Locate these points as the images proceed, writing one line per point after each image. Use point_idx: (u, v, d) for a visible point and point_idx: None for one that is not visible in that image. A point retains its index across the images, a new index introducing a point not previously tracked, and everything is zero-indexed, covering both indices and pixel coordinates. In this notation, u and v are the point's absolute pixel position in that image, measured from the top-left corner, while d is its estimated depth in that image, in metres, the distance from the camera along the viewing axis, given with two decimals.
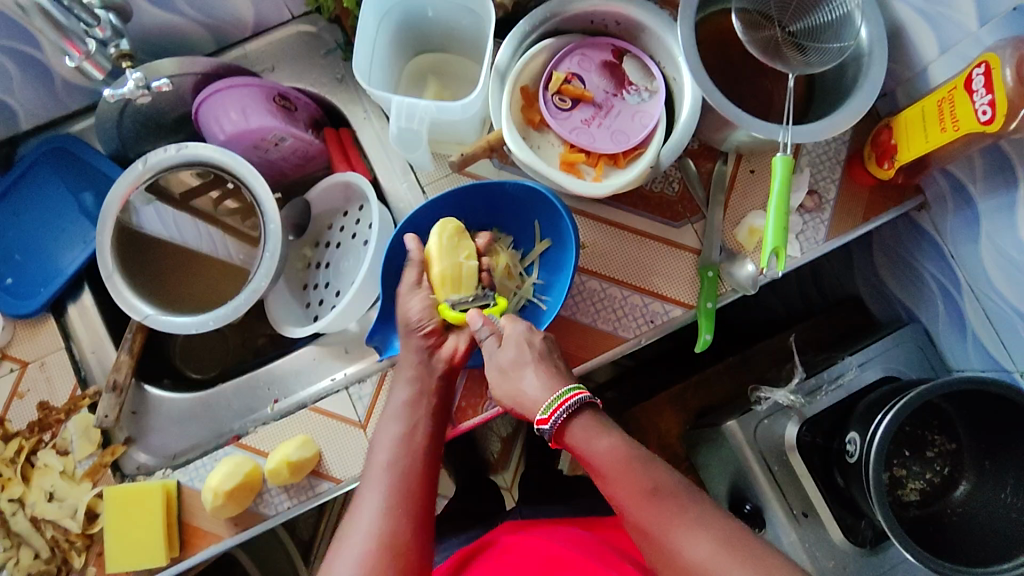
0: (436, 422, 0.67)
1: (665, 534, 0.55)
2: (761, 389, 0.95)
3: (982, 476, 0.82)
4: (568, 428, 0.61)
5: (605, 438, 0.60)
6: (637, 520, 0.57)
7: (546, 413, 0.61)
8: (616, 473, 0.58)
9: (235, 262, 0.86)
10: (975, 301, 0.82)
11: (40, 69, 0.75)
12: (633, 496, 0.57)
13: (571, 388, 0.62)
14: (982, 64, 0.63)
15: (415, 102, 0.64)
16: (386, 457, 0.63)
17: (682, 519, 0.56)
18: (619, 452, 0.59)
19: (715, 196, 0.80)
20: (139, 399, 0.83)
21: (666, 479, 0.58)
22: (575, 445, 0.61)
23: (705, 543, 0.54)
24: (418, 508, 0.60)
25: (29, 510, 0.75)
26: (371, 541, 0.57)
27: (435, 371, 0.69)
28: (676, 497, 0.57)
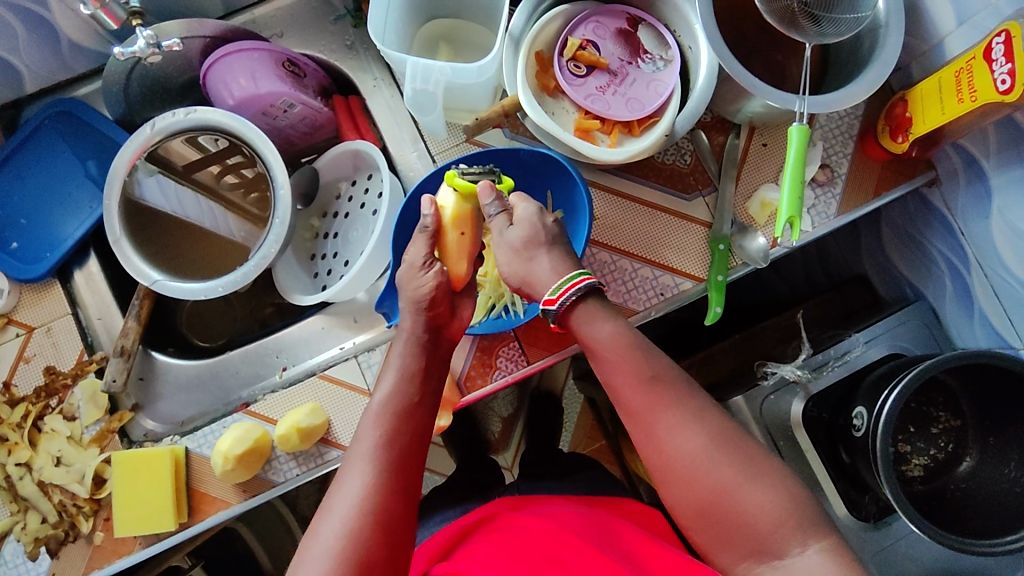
0: (433, 400, 0.62)
1: (659, 422, 0.56)
2: (768, 364, 0.94)
3: (986, 453, 0.83)
4: (574, 309, 0.59)
5: (610, 324, 0.59)
6: (636, 407, 0.58)
7: (555, 293, 0.58)
8: (622, 359, 0.58)
9: (235, 239, 0.85)
10: (983, 277, 0.83)
11: (47, 29, 0.74)
12: (633, 385, 0.58)
13: (579, 272, 0.59)
14: (1003, 32, 0.62)
15: (430, 64, 0.64)
16: (378, 432, 0.58)
17: (681, 411, 0.56)
18: (624, 340, 0.59)
19: (727, 170, 0.80)
20: (146, 365, 0.83)
21: (666, 369, 0.58)
22: (579, 329, 0.60)
23: (698, 438, 0.55)
24: (407, 490, 0.56)
25: (36, 475, 0.75)
26: (351, 518, 0.53)
27: (441, 344, 0.64)
28: (674, 389, 0.57)
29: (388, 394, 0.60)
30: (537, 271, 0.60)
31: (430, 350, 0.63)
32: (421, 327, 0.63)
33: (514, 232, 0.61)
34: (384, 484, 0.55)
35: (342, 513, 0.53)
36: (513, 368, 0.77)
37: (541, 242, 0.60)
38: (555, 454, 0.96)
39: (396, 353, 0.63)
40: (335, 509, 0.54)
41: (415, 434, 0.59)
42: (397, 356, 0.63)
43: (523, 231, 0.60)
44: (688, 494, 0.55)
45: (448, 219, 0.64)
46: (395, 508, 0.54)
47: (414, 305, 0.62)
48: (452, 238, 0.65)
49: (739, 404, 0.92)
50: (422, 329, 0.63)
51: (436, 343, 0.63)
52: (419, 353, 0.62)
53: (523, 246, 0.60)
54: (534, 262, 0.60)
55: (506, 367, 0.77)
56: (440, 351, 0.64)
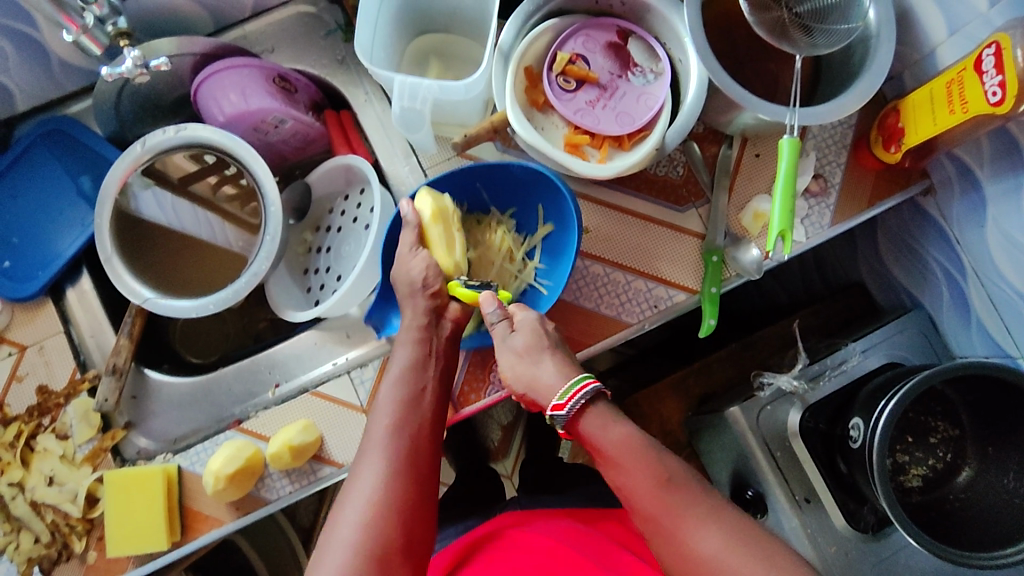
0: (439, 393, 0.65)
1: (677, 526, 0.54)
2: (764, 375, 0.95)
3: (985, 462, 0.82)
4: (584, 414, 0.59)
5: (619, 427, 0.59)
6: (651, 512, 0.56)
7: (562, 399, 0.59)
8: (632, 463, 0.57)
9: (234, 249, 0.85)
10: (979, 285, 0.82)
11: (37, 49, 0.74)
12: (646, 487, 0.56)
13: (584, 376, 0.60)
14: (993, 43, 0.61)
15: (417, 81, 0.63)
16: (389, 423, 0.60)
17: (698, 510, 0.55)
18: (634, 444, 0.58)
19: (720, 181, 0.80)
20: (139, 384, 0.82)
21: (679, 470, 0.57)
22: (589, 435, 0.59)
23: (718, 537, 0.53)
24: (422, 478, 0.58)
25: (29, 494, 0.75)
26: (369, 507, 0.55)
27: (443, 330, 0.67)
28: (688, 488, 0.56)
29: (397, 386, 0.62)
30: (541, 374, 0.61)
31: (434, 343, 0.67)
32: (423, 313, 0.66)
33: (516, 338, 0.64)
34: (400, 472, 0.57)
35: (360, 502, 0.55)
36: (507, 383, 0.77)
37: (544, 346, 0.63)
38: (552, 467, 0.96)
39: (401, 346, 0.65)
40: (353, 498, 0.56)
41: (424, 423, 0.61)
42: (400, 349, 0.66)
43: (528, 335, 0.64)
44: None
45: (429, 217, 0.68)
46: (411, 494, 0.56)
47: (413, 291, 0.67)
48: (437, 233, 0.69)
49: (736, 416, 0.92)
50: (423, 319, 0.66)
51: (438, 331, 0.67)
52: (422, 344, 0.65)
53: (526, 350, 0.63)
54: (539, 365, 0.62)
55: (500, 382, 0.77)
56: (444, 342, 0.67)
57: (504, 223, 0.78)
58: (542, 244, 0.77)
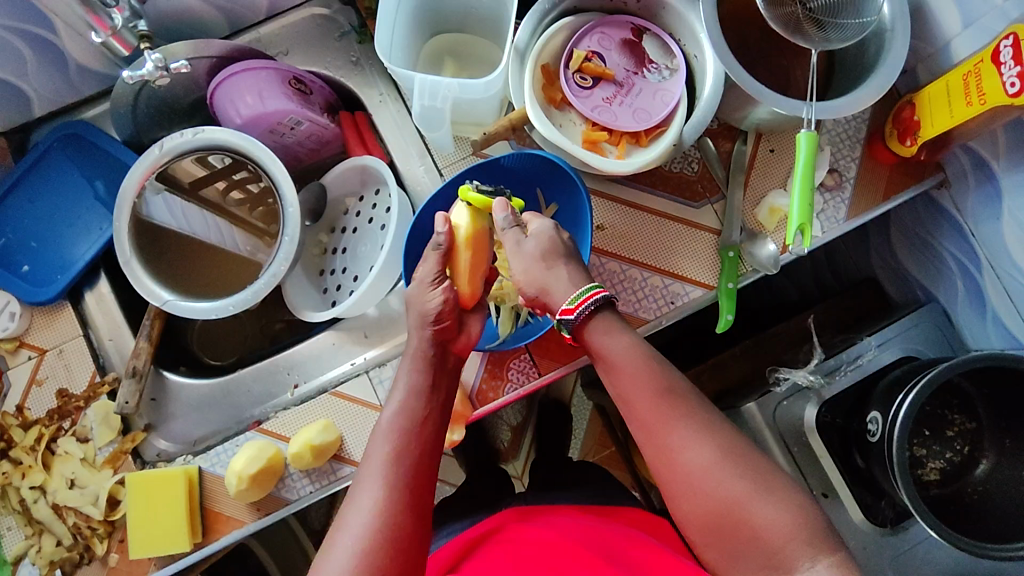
0: (443, 416, 0.62)
1: (671, 436, 0.56)
2: (779, 370, 0.93)
3: (1003, 455, 0.82)
4: (591, 321, 0.61)
5: (624, 337, 0.60)
6: (646, 421, 0.58)
7: (573, 303, 0.61)
8: (632, 372, 0.59)
9: (242, 253, 0.86)
10: (995, 278, 0.82)
11: (55, 53, 0.74)
12: (644, 394, 0.58)
13: (595, 285, 0.61)
14: (1010, 35, 0.62)
15: (438, 80, 0.64)
16: (387, 450, 0.57)
17: (692, 425, 0.56)
18: (637, 353, 0.59)
19: (735, 176, 0.80)
20: (158, 385, 0.82)
21: (679, 383, 0.59)
22: (592, 342, 0.61)
23: (708, 452, 0.55)
24: (420, 510, 0.56)
25: (50, 498, 0.75)
26: (364, 535, 0.53)
27: (448, 359, 0.65)
28: (688, 401, 0.57)
29: (398, 412, 0.60)
30: (554, 280, 0.62)
31: (438, 364, 0.64)
32: (427, 341, 0.64)
33: (531, 244, 0.64)
34: (396, 504, 0.55)
35: (356, 530, 0.53)
36: (525, 380, 0.77)
37: (559, 254, 0.63)
38: (569, 464, 0.96)
39: (404, 370, 0.63)
40: (347, 528, 0.54)
41: (427, 451, 0.59)
42: (404, 373, 0.64)
43: (537, 243, 0.63)
44: (702, 505, 0.55)
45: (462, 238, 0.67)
46: (407, 525, 0.54)
47: (421, 320, 0.64)
48: (464, 255, 0.67)
49: (752, 411, 0.91)
50: (430, 345, 0.64)
51: (443, 356, 0.65)
52: (426, 369, 0.63)
53: (541, 256, 0.63)
54: (551, 271, 0.62)
55: (518, 380, 0.77)
56: (447, 367, 0.65)
57: None
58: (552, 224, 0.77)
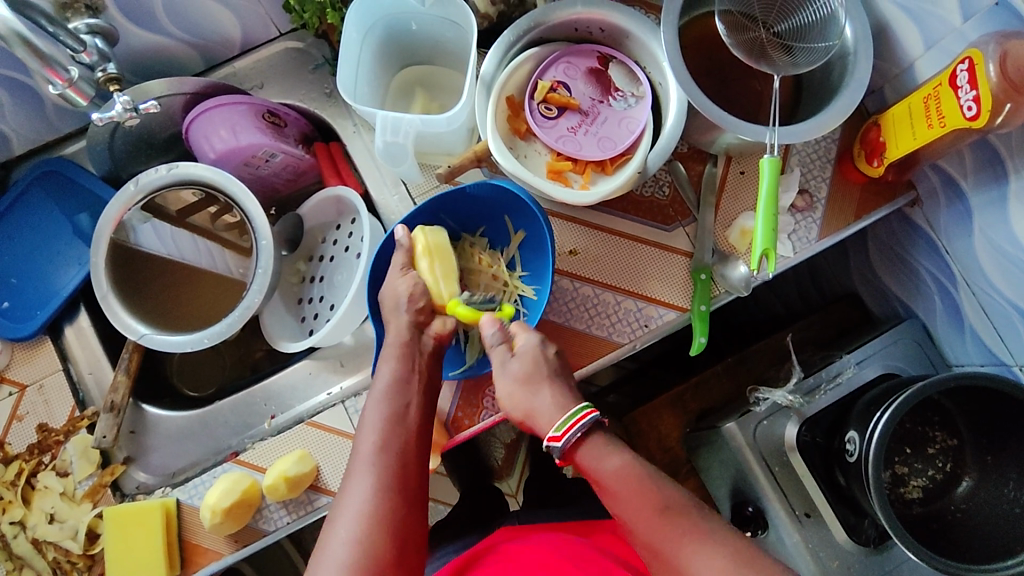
0: (425, 403, 0.64)
1: (676, 551, 0.54)
2: (760, 390, 0.94)
3: (984, 472, 0.82)
4: (580, 446, 0.60)
5: (617, 458, 0.59)
6: (652, 545, 0.55)
7: (561, 429, 0.59)
8: (629, 496, 0.57)
9: (235, 276, 0.86)
10: (971, 295, 0.82)
11: (31, 95, 0.76)
12: (644, 514, 0.56)
13: (584, 405, 0.60)
14: (966, 60, 0.62)
15: (400, 116, 0.65)
16: (375, 439, 0.60)
17: (696, 537, 0.54)
18: (633, 475, 0.58)
19: (706, 198, 0.80)
20: (137, 418, 0.83)
21: (678, 498, 0.57)
22: (586, 465, 0.60)
23: (716, 558, 0.53)
24: (411, 497, 0.58)
25: (30, 532, 0.75)
26: (360, 524, 0.56)
27: (426, 346, 0.67)
28: (688, 515, 0.56)
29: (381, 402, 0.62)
30: (539, 404, 0.62)
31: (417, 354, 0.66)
32: (404, 330, 0.67)
33: (516, 363, 0.64)
34: (387, 490, 0.57)
35: (351, 521, 0.56)
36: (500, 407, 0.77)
37: (543, 375, 0.63)
38: (553, 486, 0.96)
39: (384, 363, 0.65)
40: (343, 518, 0.56)
41: (411, 438, 0.61)
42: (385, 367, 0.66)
43: (523, 362, 0.64)
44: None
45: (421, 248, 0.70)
46: (398, 511, 0.57)
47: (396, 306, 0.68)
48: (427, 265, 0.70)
49: (732, 431, 0.92)
50: (406, 333, 0.67)
51: (419, 347, 0.67)
52: (403, 358, 0.65)
53: (525, 376, 0.63)
54: (535, 395, 0.62)
55: (493, 407, 0.78)
56: (424, 355, 0.67)
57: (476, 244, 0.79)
58: (520, 252, 0.78)
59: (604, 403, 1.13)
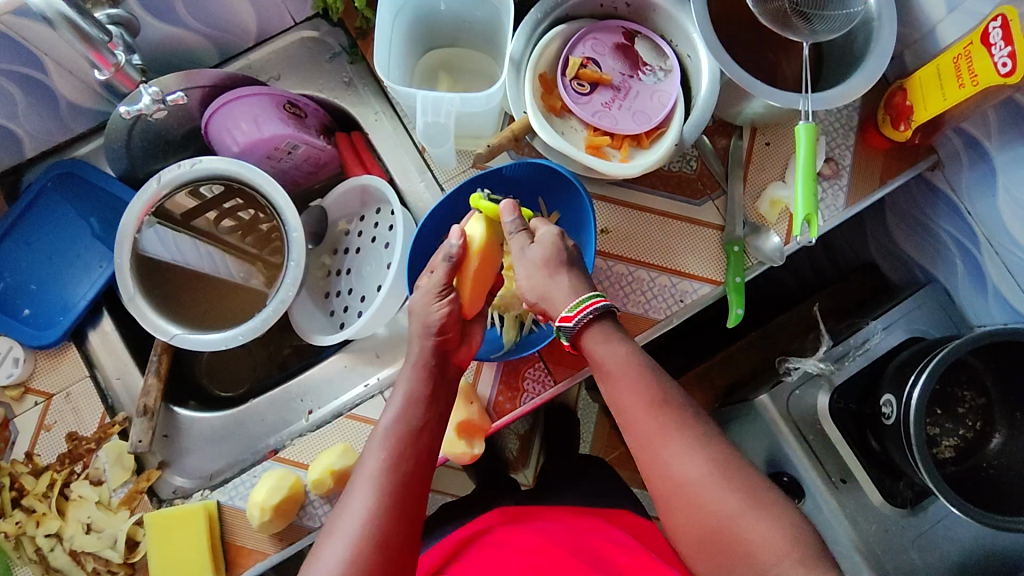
0: (438, 426, 0.61)
1: (664, 448, 0.56)
2: (789, 360, 0.94)
3: (1014, 429, 0.84)
4: (587, 330, 0.60)
5: (622, 346, 0.60)
6: (641, 431, 0.57)
7: (571, 311, 0.59)
8: (626, 381, 0.58)
9: (238, 281, 0.83)
10: (994, 254, 0.83)
11: (46, 92, 0.73)
12: (640, 404, 0.57)
13: (595, 294, 0.60)
14: (999, 16, 0.63)
15: (440, 96, 0.63)
16: (383, 457, 0.57)
17: (686, 436, 0.56)
18: (631, 364, 0.59)
19: (734, 171, 0.81)
20: (169, 422, 0.81)
21: (674, 395, 0.58)
22: (590, 349, 0.60)
23: (703, 465, 0.55)
24: (411, 521, 0.55)
25: (67, 544, 0.73)
26: (356, 542, 0.53)
27: (445, 373, 0.64)
28: (683, 414, 0.57)
29: (391, 422, 0.59)
30: (555, 289, 0.61)
31: (439, 375, 0.63)
32: (428, 354, 0.63)
33: (535, 251, 0.62)
34: (389, 511, 0.54)
35: (346, 536, 0.53)
36: (542, 389, 0.77)
37: (562, 262, 0.61)
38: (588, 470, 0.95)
39: (401, 379, 0.62)
40: (337, 534, 0.53)
41: (421, 458, 0.58)
42: (403, 382, 0.63)
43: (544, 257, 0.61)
44: (695, 522, 0.55)
45: (474, 248, 0.66)
46: (396, 534, 0.54)
47: (423, 330, 0.63)
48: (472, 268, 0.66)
49: (766, 402, 0.92)
50: (429, 356, 0.63)
51: (442, 374, 0.64)
52: (423, 381, 0.62)
53: (543, 263, 0.61)
54: (554, 280, 0.61)
55: (534, 389, 0.77)
56: (446, 379, 0.64)
57: None
58: None
59: None
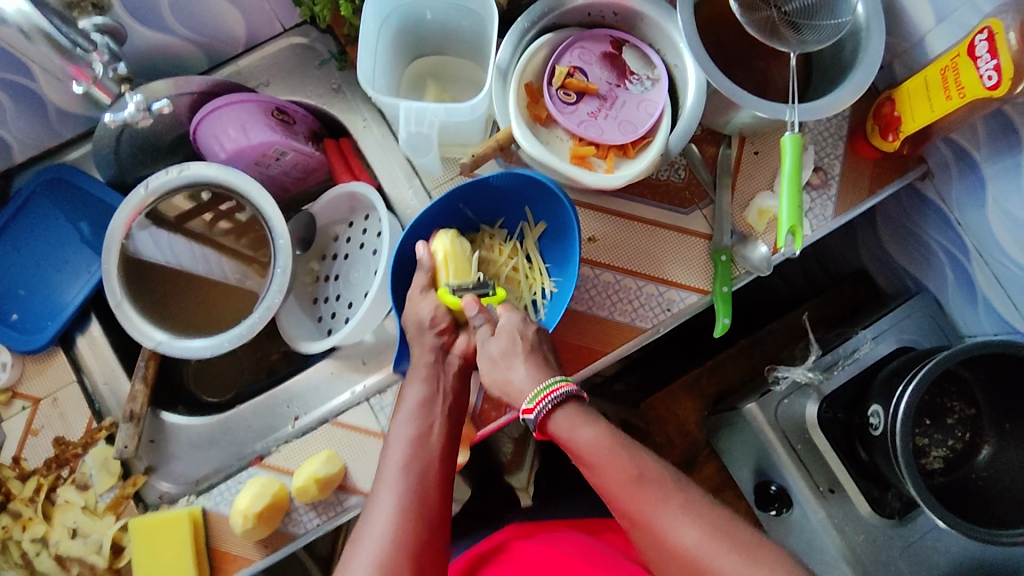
0: (451, 421, 0.64)
1: (653, 520, 0.55)
2: (778, 368, 0.94)
3: (1004, 438, 0.84)
4: (552, 418, 0.60)
5: (589, 428, 0.58)
6: (627, 510, 0.56)
7: (532, 402, 0.60)
8: (602, 462, 0.57)
9: (231, 283, 0.84)
10: (984, 265, 0.83)
11: (34, 98, 0.73)
12: (620, 484, 0.56)
13: (556, 379, 0.60)
14: (985, 29, 0.62)
15: (423, 106, 0.64)
16: (400, 457, 0.60)
17: (674, 507, 0.55)
18: (604, 444, 0.58)
19: (722, 180, 0.80)
20: (156, 427, 0.81)
21: (652, 465, 0.57)
22: (559, 437, 0.60)
23: (694, 530, 0.54)
24: (437, 516, 0.58)
25: (53, 549, 0.74)
26: (386, 544, 0.55)
27: (450, 365, 0.67)
28: (662, 482, 0.56)
29: (404, 422, 0.62)
30: (513, 377, 0.63)
31: (443, 370, 0.67)
32: (429, 348, 0.67)
33: (494, 343, 0.65)
34: (413, 510, 0.57)
35: (375, 540, 0.55)
36: None
37: (518, 350, 0.64)
38: None
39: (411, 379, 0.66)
40: (367, 537, 0.56)
41: (438, 454, 0.61)
42: (412, 383, 0.66)
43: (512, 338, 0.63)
44: None
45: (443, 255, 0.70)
46: (423, 530, 0.56)
47: (421, 326, 0.68)
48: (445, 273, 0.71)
49: (754, 411, 0.92)
50: (432, 352, 0.67)
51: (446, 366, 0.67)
52: (428, 380, 0.65)
53: (501, 354, 0.64)
54: (511, 370, 0.63)
55: None
56: (452, 373, 0.67)
57: (494, 236, 0.78)
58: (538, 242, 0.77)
59: (616, 391, 1.13)
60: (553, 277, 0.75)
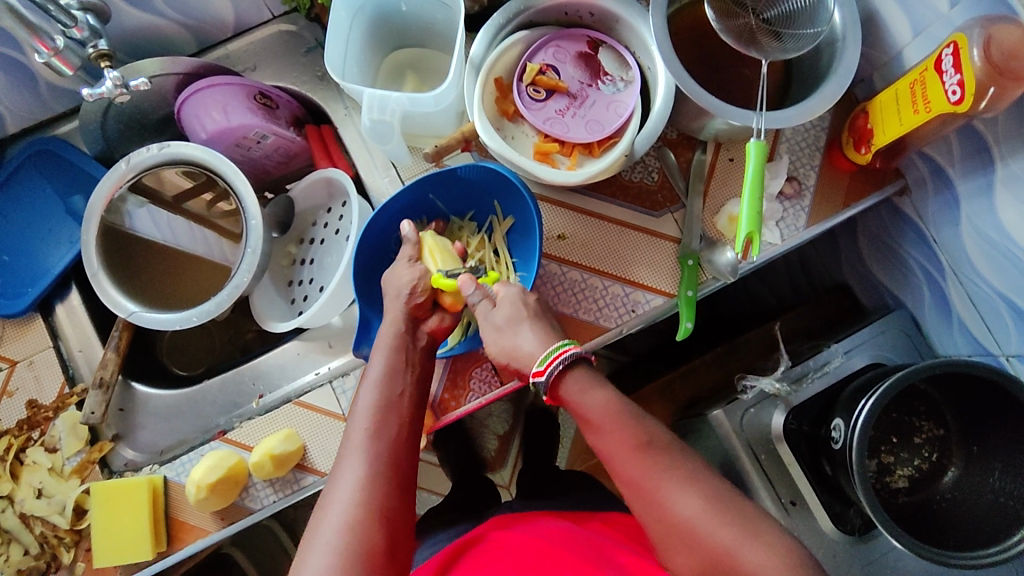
0: (416, 394, 0.63)
1: (656, 489, 0.55)
2: (747, 378, 0.94)
3: (969, 461, 0.82)
4: (564, 379, 0.60)
5: (600, 392, 0.59)
6: (629, 477, 0.56)
7: (542, 363, 0.60)
8: (609, 427, 0.58)
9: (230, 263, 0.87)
10: (958, 284, 0.82)
11: (25, 72, 0.76)
12: (626, 450, 0.56)
13: (566, 341, 0.61)
14: (952, 43, 0.62)
15: (386, 94, 0.67)
16: (367, 425, 0.59)
17: (680, 475, 0.55)
18: (613, 410, 0.58)
19: (694, 186, 0.81)
20: (126, 395, 0.84)
21: (660, 435, 0.57)
22: (568, 399, 0.60)
23: (696, 501, 0.53)
24: (404, 485, 0.57)
25: (18, 507, 0.76)
26: (354, 510, 0.53)
27: (418, 341, 0.67)
28: (668, 453, 0.56)
29: (371, 391, 0.61)
30: (521, 342, 0.63)
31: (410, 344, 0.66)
32: (399, 319, 0.67)
33: (497, 312, 0.65)
34: (381, 476, 0.55)
35: (342, 507, 0.54)
36: (487, 389, 0.78)
37: (523, 317, 0.64)
38: (542, 474, 0.95)
39: (377, 351, 0.65)
40: (334, 504, 0.54)
41: (403, 425, 0.60)
42: (377, 355, 0.65)
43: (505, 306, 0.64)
44: (689, 560, 0.53)
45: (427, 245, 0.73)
46: (392, 497, 0.55)
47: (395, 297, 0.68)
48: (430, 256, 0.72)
49: (719, 418, 0.92)
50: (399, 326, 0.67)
51: (412, 341, 0.66)
52: (394, 353, 0.64)
53: (506, 322, 0.64)
54: (517, 335, 0.63)
55: (480, 389, 0.78)
56: (418, 347, 0.67)
57: (465, 227, 0.79)
58: (506, 237, 0.78)
59: None
60: (518, 271, 0.77)
